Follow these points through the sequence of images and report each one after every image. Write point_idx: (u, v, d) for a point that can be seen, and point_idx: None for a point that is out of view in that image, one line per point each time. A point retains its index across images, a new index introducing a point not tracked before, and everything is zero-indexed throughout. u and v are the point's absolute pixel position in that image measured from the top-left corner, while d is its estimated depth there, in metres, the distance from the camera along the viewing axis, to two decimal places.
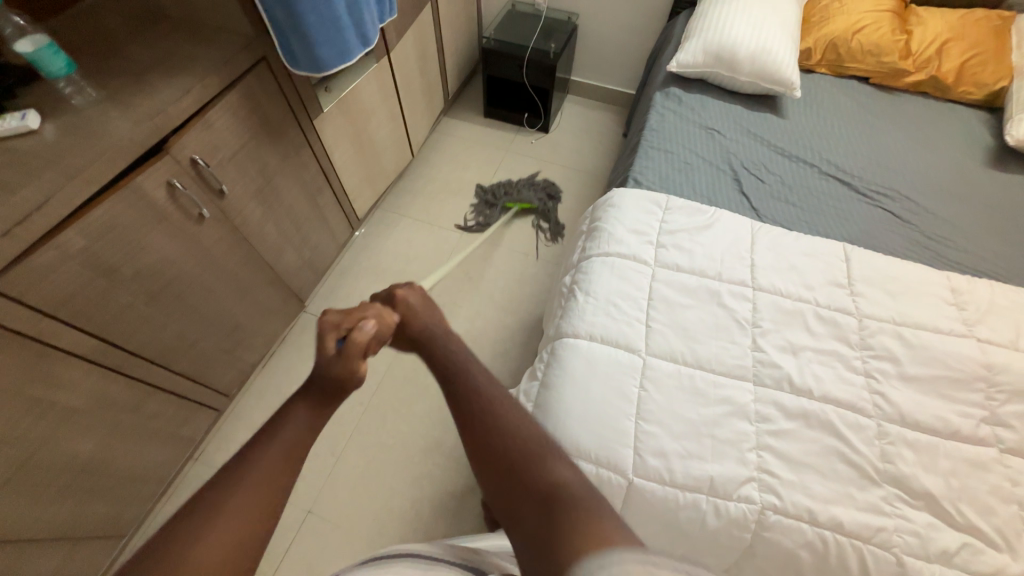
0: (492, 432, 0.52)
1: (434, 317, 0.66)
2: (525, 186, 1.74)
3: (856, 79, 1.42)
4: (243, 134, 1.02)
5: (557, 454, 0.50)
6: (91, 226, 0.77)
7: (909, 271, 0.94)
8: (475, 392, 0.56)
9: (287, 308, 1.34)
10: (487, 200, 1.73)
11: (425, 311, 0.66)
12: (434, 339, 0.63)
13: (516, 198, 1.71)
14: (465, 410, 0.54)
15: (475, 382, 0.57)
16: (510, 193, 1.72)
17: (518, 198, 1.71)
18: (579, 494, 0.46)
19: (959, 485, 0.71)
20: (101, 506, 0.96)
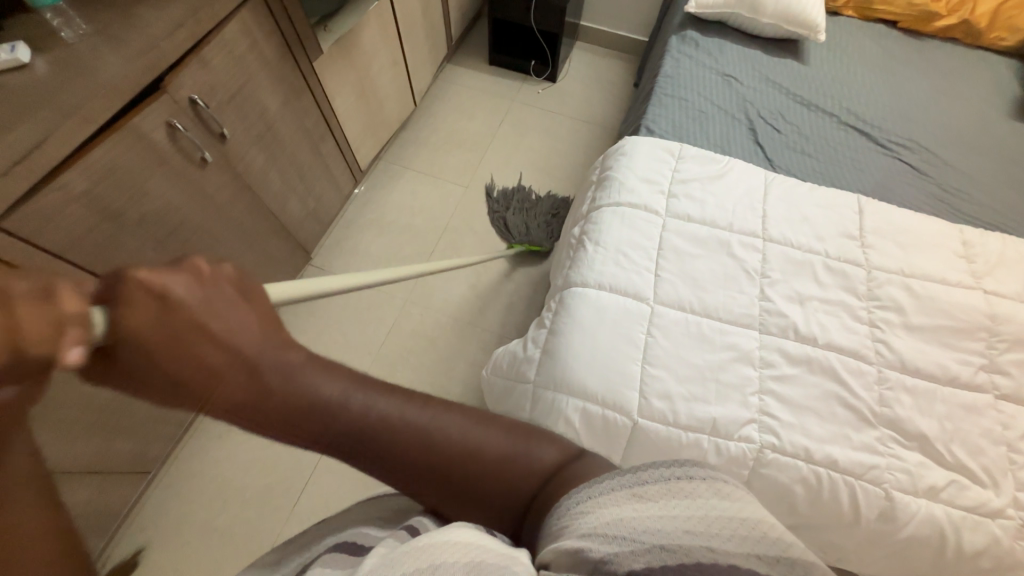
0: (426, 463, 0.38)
1: (237, 321, 0.37)
2: (539, 225, 1.50)
3: (884, 23, 1.34)
4: (241, 74, 0.97)
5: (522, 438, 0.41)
6: (92, 167, 0.75)
7: (922, 223, 0.93)
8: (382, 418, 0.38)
9: (292, 260, 1.34)
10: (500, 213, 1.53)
11: (218, 303, 0.36)
12: (263, 371, 0.36)
13: (524, 236, 1.48)
14: (379, 452, 0.38)
15: (374, 407, 0.38)
16: (522, 228, 1.48)
17: (528, 239, 1.47)
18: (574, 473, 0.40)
19: (952, 427, 0.74)
20: (123, 445, 0.99)
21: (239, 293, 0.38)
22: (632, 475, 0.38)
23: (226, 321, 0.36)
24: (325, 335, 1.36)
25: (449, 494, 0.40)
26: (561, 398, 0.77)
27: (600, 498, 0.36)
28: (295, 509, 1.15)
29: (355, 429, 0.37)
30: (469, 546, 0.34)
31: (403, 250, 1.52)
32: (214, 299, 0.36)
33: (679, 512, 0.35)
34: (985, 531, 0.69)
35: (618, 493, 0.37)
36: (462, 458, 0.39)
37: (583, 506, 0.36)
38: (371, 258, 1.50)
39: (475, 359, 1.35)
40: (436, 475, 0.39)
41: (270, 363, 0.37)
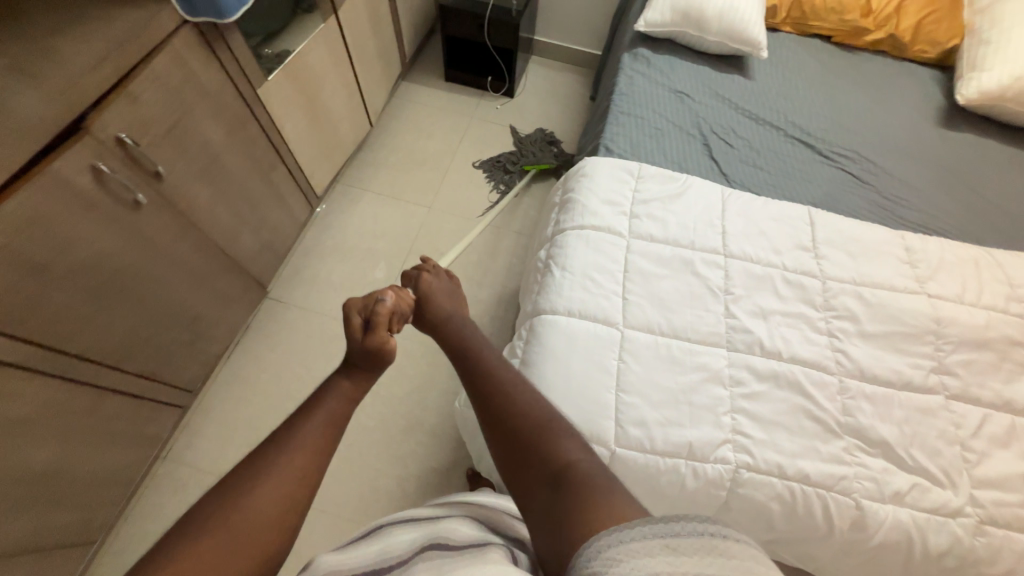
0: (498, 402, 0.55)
1: (454, 306, 0.70)
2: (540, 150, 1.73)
3: (820, 38, 1.41)
4: (177, 108, 0.91)
5: (566, 431, 0.52)
6: (5, 220, 0.67)
7: (868, 232, 0.97)
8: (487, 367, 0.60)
9: (248, 296, 1.26)
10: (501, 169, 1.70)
11: (449, 300, 0.71)
12: (448, 326, 0.66)
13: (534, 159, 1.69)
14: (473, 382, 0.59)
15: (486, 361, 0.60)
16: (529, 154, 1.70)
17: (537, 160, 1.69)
18: (592, 471, 0.47)
19: (911, 431, 0.77)
20: (61, 518, 0.89)
21: (458, 295, 0.73)
22: (667, 523, 0.37)
23: (448, 304, 0.70)
24: (287, 373, 1.29)
25: (501, 437, 0.54)
26: None
27: (635, 547, 0.37)
28: None
29: (469, 363, 0.61)
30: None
31: (366, 277, 1.46)
32: (442, 294, 0.71)
33: (715, 572, 0.34)
34: (949, 531, 0.72)
35: (654, 541, 0.37)
36: (521, 417, 0.54)
37: (617, 552, 0.37)
38: (333, 287, 1.43)
39: (449, 386, 1.31)
40: (500, 417, 0.55)
41: (459, 324, 0.67)
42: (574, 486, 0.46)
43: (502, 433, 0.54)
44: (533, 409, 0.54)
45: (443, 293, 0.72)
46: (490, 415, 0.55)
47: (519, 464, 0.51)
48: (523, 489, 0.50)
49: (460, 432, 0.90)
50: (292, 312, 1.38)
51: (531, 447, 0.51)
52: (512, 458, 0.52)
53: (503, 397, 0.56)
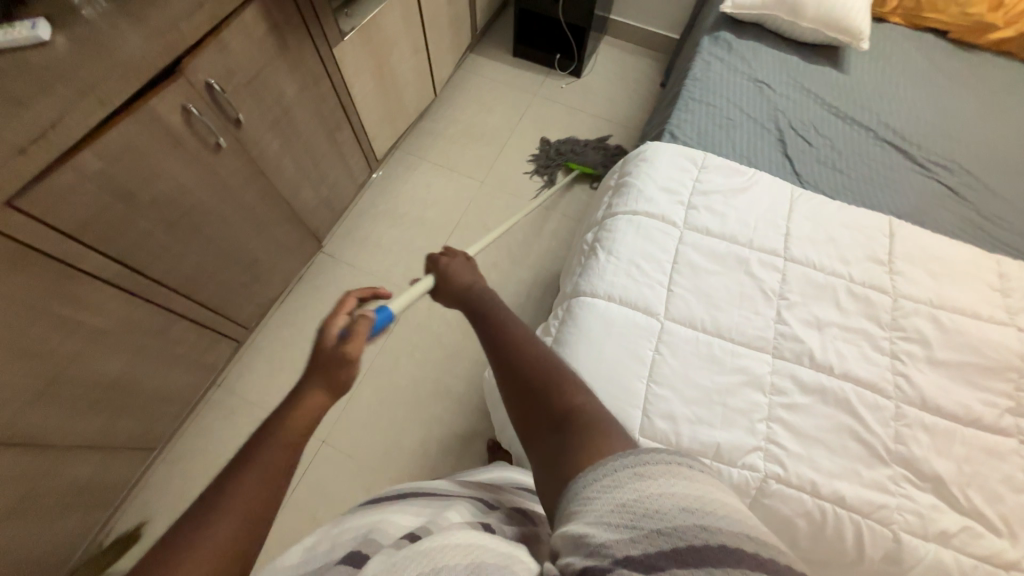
0: (512, 351, 0.57)
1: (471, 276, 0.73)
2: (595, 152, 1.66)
3: (932, 32, 1.26)
4: (260, 60, 0.96)
5: (578, 386, 0.52)
6: (105, 148, 0.75)
7: (956, 251, 0.88)
8: (501, 320, 0.62)
9: (304, 247, 1.34)
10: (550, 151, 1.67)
11: (465, 272, 0.74)
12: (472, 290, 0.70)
13: (580, 158, 1.64)
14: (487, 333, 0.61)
15: (502, 318, 0.62)
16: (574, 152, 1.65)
17: (581, 160, 1.63)
18: (597, 417, 0.47)
19: (970, 471, 0.70)
20: (129, 420, 1.01)
21: (471, 268, 0.75)
22: (634, 457, 0.40)
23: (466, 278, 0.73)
24: None
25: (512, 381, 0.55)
26: None
27: (606, 481, 0.39)
28: (294, 494, 1.17)
29: (486, 319, 0.63)
30: (470, 551, 0.39)
31: (414, 242, 1.51)
32: (459, 268, 0.75)
33: (679, 493, 0.37)
34: None
35: (621, 474, 0.39)
36: (531, 366, 0.54)
37: (589, 489, 0.39)
38: (383, 248, 1.49)
39: (480, 357, 1.34)
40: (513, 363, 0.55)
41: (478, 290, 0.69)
42: (579, 432, 0.46)
43: (509, 382, 0.55)
44: (542, 361, 0.55)
45: (461, 270, 0.74)
46: (500, 364, 0.56)
47: (523, 411, 0.52)
48: (527, 433, 0.51)
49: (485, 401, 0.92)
50: (342, 267, 1.45)
51: (537, 394, 0.52)
52: (520, 402, 0.52)
53: (515, 347, 0.57)
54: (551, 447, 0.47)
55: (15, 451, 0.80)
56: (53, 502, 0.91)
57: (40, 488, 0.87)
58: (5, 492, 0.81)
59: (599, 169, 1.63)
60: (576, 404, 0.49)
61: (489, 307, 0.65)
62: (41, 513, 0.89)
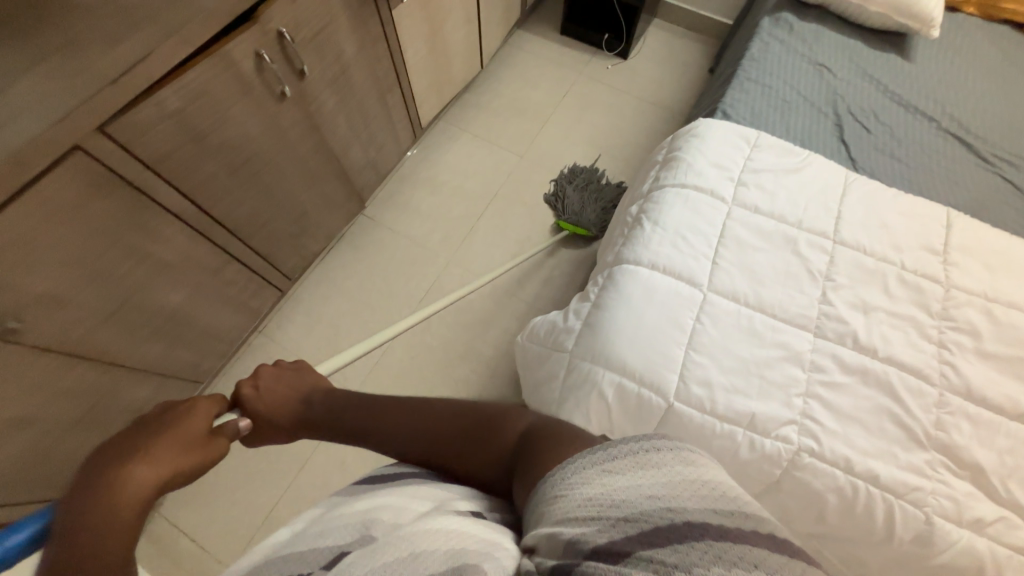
0: (429, 425, 0.61)
1: (304, 379, 0.76)
2: (597, 211, 1.40)
3: (1009, 25, 1.21)
4: (326, 14, 0.99)
5: (510, 412, 0.58)
6: (185, 87, 0.79)
7: (1017, 248, 0.85)
8: (391, 400, 0.67)
9: (348, 207, 1.38)
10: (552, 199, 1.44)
11: (291, 373, 0.76)
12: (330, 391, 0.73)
13: (573, 219, 1.42)
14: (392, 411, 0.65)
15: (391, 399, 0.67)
16: (573, 207, 1.41)
17: (574, 221, 1.41)
18: (546, 423, 0.54)
19: (1013, 463, 0.69)
20: (183, 353, 1.07)
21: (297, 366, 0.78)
22: (599, 452, 0.41)
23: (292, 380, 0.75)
24: (369, 285, 1.41)
25: (450, 453, 0.58)
26: (598, 370, 0.77)
27: (571, 478, 0.40)
28: (325, 440, 1.22)
29: (375, 404, 0.67)
30: (449, 549, 0.37)
31: (452, 211, 1.53)
32: (282, 372, 0.76)
33: (646, 481, 0.38)
34: None
35: (586, 471, 0.40)
36: (454, 433, 0.59)
37: (554, 490, 0.40)
38: (421, 215, 1.52)
39: (509, 326, 1.37)
40: (438, 439, 0.59)
41: (331, 393, 0.73)
42: (540, 437, 0.50)
43: (451, 438, 0.58)
44: (465, 419, 0.60)
45: (276, 376, 0.75)
46: (423, 439, 0.60)
47: (480, 454, 0.56)
48: (497, 468, 0.54)
49: (518, 361, 0.94)
50: (381, 230, 1.49)
51: (486, 431, 0.57)
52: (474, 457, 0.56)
53: (444, 406, 0.62)
54: (523, 461, 0.49)
55: (83, 367, 0.87)
56: (112, 420, 0.98)
57: (101, 406, 0.94)
58: (73, 404, 0.88)
59: (594, 233, 1.41)
60: (524, 422, 0.56)
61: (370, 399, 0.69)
62: (101, 430, 0.96)
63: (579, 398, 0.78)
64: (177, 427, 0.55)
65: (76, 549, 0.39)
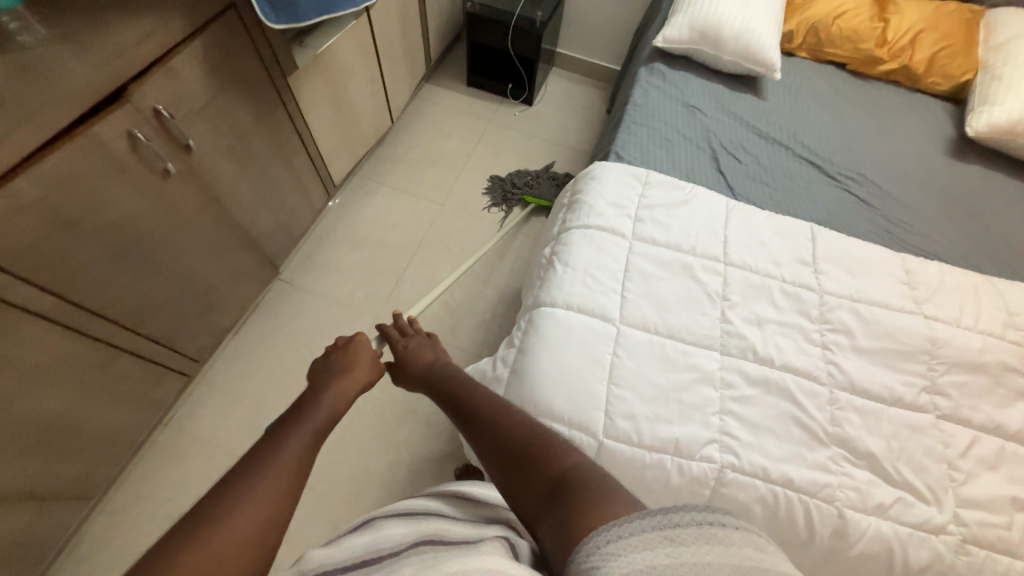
0: (493, 431, 0.62)
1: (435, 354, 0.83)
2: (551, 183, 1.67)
3: (834, 65, 1.45)
4: (213, 87, 0.96)
5: (565, 447, 0.57)
6: (44, 174, 0.71)
7: (869, 251, 0.99)
8: (468, 401, 0.69)
9: (259, 274, 1.30)
10: (506, 185, 1.68)
11: (429, 349, 0.84)
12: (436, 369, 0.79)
13: (535, 192, 1.64)
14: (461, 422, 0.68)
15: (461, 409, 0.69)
16: (529, 184, 1.66)
17: (538, 194, 1.64)
18: (589, 475, 0.52)
19: (898, 446, 0.77)
20: (65, 468, 0.92)
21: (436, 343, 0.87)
22: (663, 516, 0.40)
23: (434, 352, 0.83)
24: (291, 354, 1.32)
25: (497, 462, 0.59)
26: None
27: (632, 540, 0.39)
28: None
29: (454, 404, 0.71)
30: (496, 570, 0.41)
31: (375, 266, 1.50)
32: (425, 346, 0.85)
33: (714, 562, 0.37)
34: (930, 547, 0.72)
35: (651, 534, 0.39)
36: (512, 437, 0.60)
37: (614, 547, 0.39)
38: (342, 273, 1.47)
39: None
40: (496, 441, 0.61)
41: (449, 367, 0.79)
42: (573, 489, 0.50)
43: (501, 452, 0.60)
44: (526, 427, 0.61)
45: (424, 347, 0.85)
46: (482, 445, 0.62)
47: (517, 480, 0.56)
48: (524, 500, 0.54)
49: None
50: (300, 294, 1.42)
51: (529, 458, 0.57)
52: (513, 472, 0.57)
53: (507, 418, 0.64)
54: (551, 509, 0.49)
55: None
56: None
57: None
58: None
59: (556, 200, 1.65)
60: (567, 463, 0.54)
61: (450, 398, 0.72)
62: None
63: None
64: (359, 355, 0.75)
65: (254, 480, 0.47)
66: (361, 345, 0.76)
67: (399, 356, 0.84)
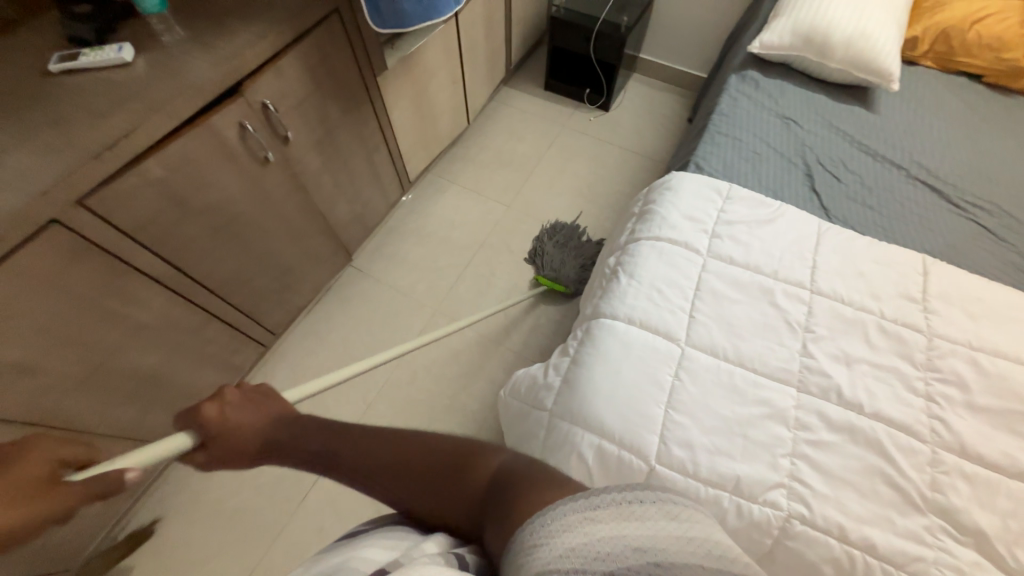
0: (389, 455, 0.50)
1: (261, 412, 0.61)
2: (575, 267, 1.41)
3: (967, 76, 1.26)
4: (311, 84, 1.04)
5: (482, 448, 0.49)
6: (169, 157, 0.81)
7: (997, 293, 0.84)
8: (346, 428, 0.55)
9: (334, 260, 1.39)
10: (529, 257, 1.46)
11: (247, 409, 0.61)
12: (279, 421, 0.59)
13: (551, 273, 1.42)
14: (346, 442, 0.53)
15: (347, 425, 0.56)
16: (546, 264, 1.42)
17: (552, 277, 1.41)
18: (520, 465, 0.45)
19: (1018, 527, 0.65)
20: (158, 416, 1.05)
21: (259, 396, 0.63)
22: (582, 498, 0.37)
23: (256, 417, 0.61)
24: (355, 338, 1.40)
25: (415, 493, 0.48)
26: (576, 431, 0.74)
27: (548, 525, 0.35)
28: (305, 502, 1.17)
29: (329, 437, 0.54)
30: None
31: (439, 261, 1.55)
32: (241, 407, 0.62)
33: (634, 533, 0.34)
34: None
35: (568, 518, 0.35)
36: (419, 461, 0.49)
37: (532, 538, 0.35)
38: (408, 265, 1.54)
39: (496, 377, 1.34)
40: (404, 470, 0.49)
41: (287, 424, 0.59)
42: (511, 485, 0.42)
43: (412, 478, 0.48)
44: (431, 442, 0.50)
45: (242, 413, 0.61)
46: (384, 473, 0.50)
47: (442, 501, 0.47)
48: (466, 517, 0.45)
49: (499, 418, 0.91)
50: (368, 282, 1.50)
51: (449, 477, 0.47)
52: (438, 493, 0.47)
53: (403, 435, 0.52)
54: (491, 520, 0.41)
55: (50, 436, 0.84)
56: None
57: None
58: None
59: (570, 287, 1.42)
60: (491, 464, 0.47)
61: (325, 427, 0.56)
62: None
63: (558, 462, 0.74)
64: (6, 473, 0.64)
65: None
66: (37, 453, 0.69)
67: (211, 429, 0.62)
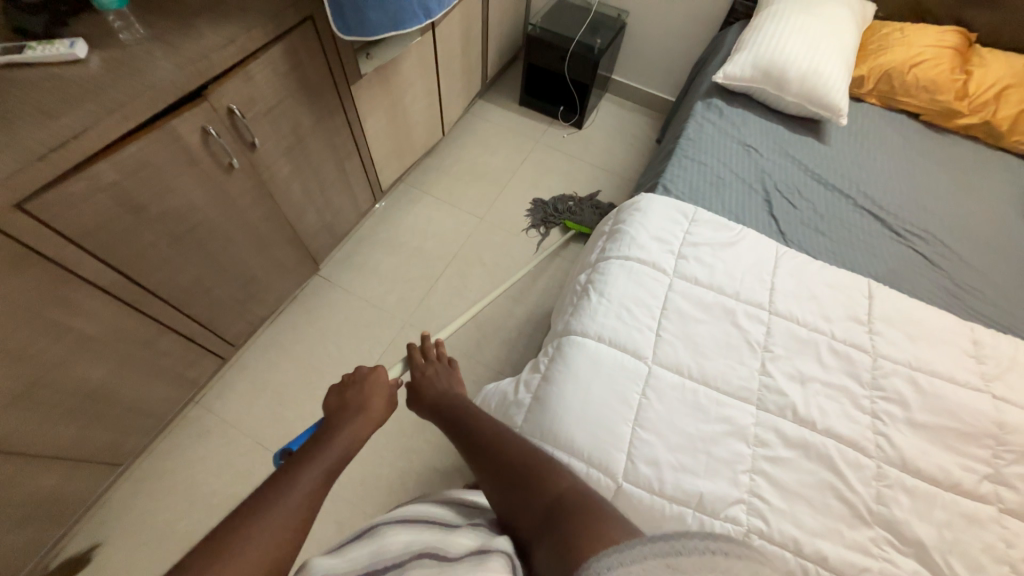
0: (492, 449, 0.64)
1: (451, 379, 0.82)
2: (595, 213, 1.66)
3: (906, 113, 1.38)
4: (282, 90, 1.01)
5: (560, 468, 0.60)
6: (123, 161, 0.77)
7: (933, 316, 0.91)
8: (475, 415, 0.71)
9: (301, 269, 1.35)
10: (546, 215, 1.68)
11: (446, 374, 0.82)
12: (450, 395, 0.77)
13: (576, 218, 1.65)
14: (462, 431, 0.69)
15: (470, 413, 0.72)
16: (573, 211, 1.67)
17: (579, 220, 1.63)
18: (583, 497, 0.55)
19: (951, 537, 0.70)
20: (101, 433, 0.98)
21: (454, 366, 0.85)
22: (663, 544, 0.43)
23: (452, 379, 0.82)
24: (321, 351, 1.35)
25: (493, 480, 0.61)
26: (545, 449, 0.74)
27: (631, 567, 0.42)
28: None
29: (461, 417, 0.71)
30: None
31: (410, 272, 1.53)
32: (443, 370, 0.83)
33: None
34: None
35: (650, 561, 0.42)
36: (509, 456, 0.62)
37: (611, 573, 0.42)
38: (378, 276, 1.51)
39: (466, 391, 1.33)
40: (493, 460, 0.63)
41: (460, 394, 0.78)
42: (573, 509, 0.53)
43: (499, 470, 0.62)
44: (520, 448, 0.63)
45: (445, 372, 0.83)
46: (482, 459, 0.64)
47: (512, 501, 0.58)
48: (523, 520, 0.56)
49: None
50: (336, 292, 1.46)
51: (524, 481, 0.59)
52: (511, 488, 0.59)
53: (503, 434, 0.66)
54: (546, 534, 0.52)
55: None
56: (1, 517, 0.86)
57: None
58: None
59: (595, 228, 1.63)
60: (561, 486, 0.57)
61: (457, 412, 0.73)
62: None
63: None
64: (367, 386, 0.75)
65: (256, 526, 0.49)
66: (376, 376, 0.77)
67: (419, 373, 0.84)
